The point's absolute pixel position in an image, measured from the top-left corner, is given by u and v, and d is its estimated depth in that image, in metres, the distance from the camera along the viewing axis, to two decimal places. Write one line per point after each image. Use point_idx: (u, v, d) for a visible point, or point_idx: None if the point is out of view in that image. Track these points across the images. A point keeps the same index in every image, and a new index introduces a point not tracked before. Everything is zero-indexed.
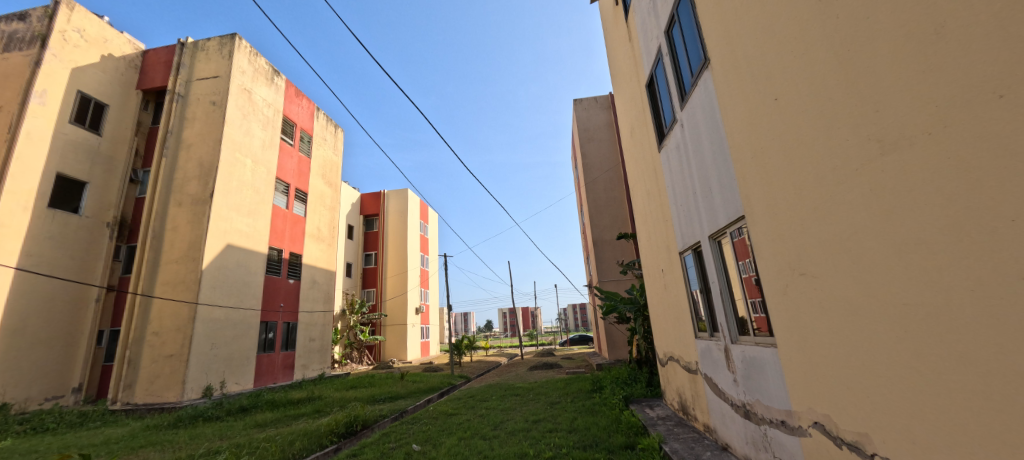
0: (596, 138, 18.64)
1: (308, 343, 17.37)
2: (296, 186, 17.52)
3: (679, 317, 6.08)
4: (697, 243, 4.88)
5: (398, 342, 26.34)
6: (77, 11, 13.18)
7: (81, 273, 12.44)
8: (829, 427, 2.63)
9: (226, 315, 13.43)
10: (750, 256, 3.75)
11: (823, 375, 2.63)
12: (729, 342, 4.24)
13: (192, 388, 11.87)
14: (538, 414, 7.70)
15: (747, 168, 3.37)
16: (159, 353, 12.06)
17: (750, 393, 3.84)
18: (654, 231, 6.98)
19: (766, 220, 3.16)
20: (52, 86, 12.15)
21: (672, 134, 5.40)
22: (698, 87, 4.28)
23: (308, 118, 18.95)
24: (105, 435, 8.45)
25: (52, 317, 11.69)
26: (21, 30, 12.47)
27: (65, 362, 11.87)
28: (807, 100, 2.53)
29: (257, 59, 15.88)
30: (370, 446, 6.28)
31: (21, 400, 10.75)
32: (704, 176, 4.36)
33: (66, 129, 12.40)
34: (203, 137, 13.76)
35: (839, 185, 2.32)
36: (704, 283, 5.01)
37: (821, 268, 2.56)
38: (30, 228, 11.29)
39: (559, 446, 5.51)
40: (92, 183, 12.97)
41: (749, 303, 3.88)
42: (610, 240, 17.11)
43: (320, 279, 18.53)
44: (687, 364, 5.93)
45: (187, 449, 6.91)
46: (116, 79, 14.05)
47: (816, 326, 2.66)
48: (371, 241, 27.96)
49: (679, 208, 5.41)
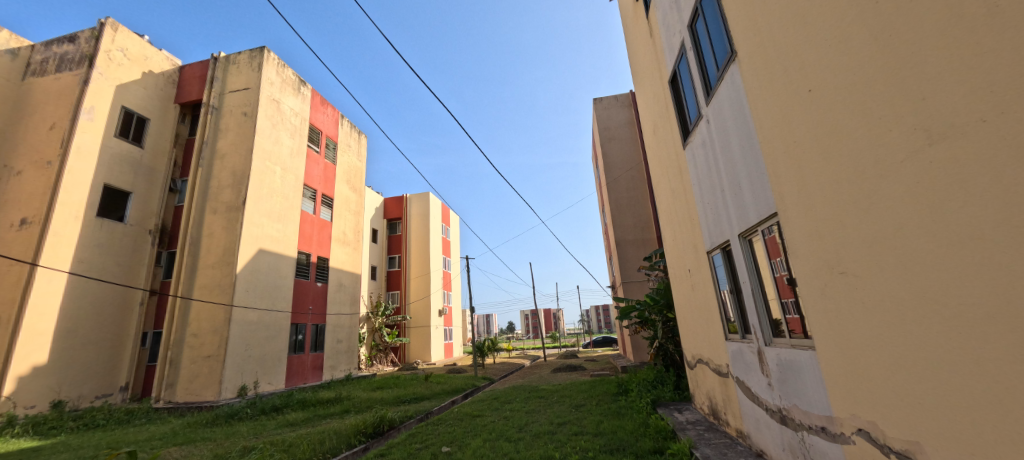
0: (616, 137, 18.36)
1: (336, 344, 17.79)
2: (323, 192, 18.03)
3: (708, 319, 5.90)
4: (726, 241, 4.74)
5: (422, 343, 26.68)
6: (120, 31, 13.92)
7: (127, 277, 13.14)
8: (874, 435, 2.48)
9: (260, 317, 13.92)
10: (782, 254, 3.62)
11: (866, 378, 2.50)
12: (763, 345, 4.09)
13: (228, 388, 12.31)
14: (563, 417, 7.62)
15: (779, 162, 3.25)
16: (197, 354, 12.59)
17: (786, 398, 3.67)
18: (679, 231, 6.80)
19: (801, 215, 3.01)
20: (99, 103, 12.87)
21: (696, 131, 5.27)
22: (724, 81, 4.17)
23: (333, 125, 19.45)
24: (149, 432, 8.86)
25: (102, 319, 12.39)
26: (71, 51, 13.30)
27: (112, 362, 12.54)
28: (846, 92, 2.40)
29: (284, 70, 16.42)
30: (397, 446, 6.38)
31: (74, 398, 11.43)
32: (733, 171, 4.22)
33: (112, 143, 13.12)
34: (236, 147, 14.35)
35: (881, 177, 2.20)
36: (734, 283, 4.86)
37: (862, 265, 2.43)
38: (81, 236, 12.00)
39: (585, 450, 5.43)
40: (135, 193, 13.72)
41: (783, 304, 3.73)
42: (632, 240, 16.88)
43: (346, 281, 18.98)
44: (717, 367, 5.73)
45: (225, 445, 7.20)
46: (155, 94, 14.80)
47: (860, 329, 2.50)
48: (394, 245, 28.38)
49: (705, 206, 5.27)
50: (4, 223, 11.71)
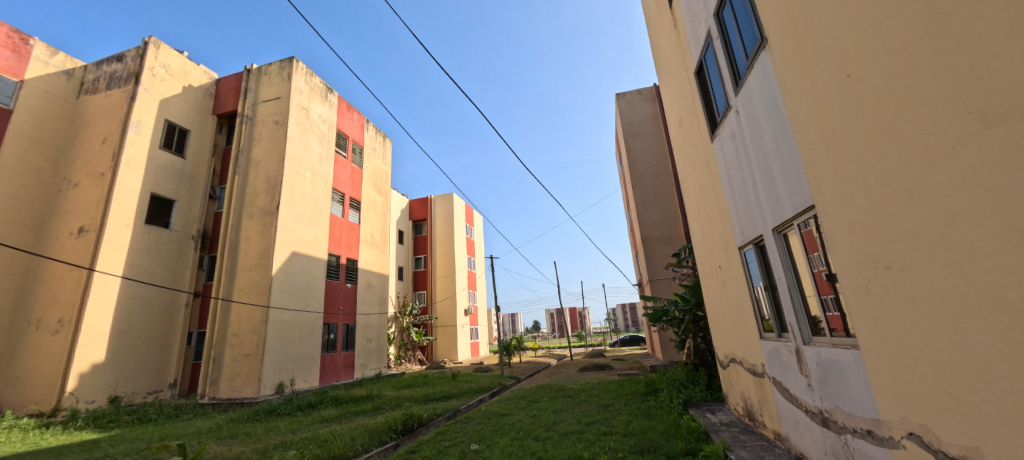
0: (640, 132, 18.00)
1: (366, 343, 18.24)
2: (350, 195, 18.51)
3: (741, 316, 5.71)
4: (759, 236, 4.56)
5: (449, 342, 27.01)
6: (162, 49, 14.69)
7: (173, 280, 13.90)
8: (927, 439, 2.33)
9: (294, 317, 14.43)
10: (820, 249, 3.45)
11: (915, 378, 2.36)
12: (801, 344, 3.92)
13: (266, 385, 12.83)
14: (591, 416, 7.55)
15: (814, 152, 3.10)
16: (238, 352, 13.18)
17: (828, 399, 3.50)
18: (708, 226, 6.61)
19: (839, 207, 2.86)
20: (145, 117, 13.63)
21: (725, 123, 5.10)
22: (754, 70, 4.01)
23: (358, 130, 19.92)
24: (196, 426, 9.34)
25: (152, 320, 13.14)
26: (119, 70, 14.15)
27: (162, 361, 13.29)
28: (890, 76, 2.27)
29: (312, 78, 16.94)
30: (427, 443, 6.48)
31: (129, 394, 12.19)
32: (765, 163, 4.06)
33: (157, 154, 13.90)
34: (269, 154, 14.92)
35: (930, 165, 2.07)
36: (768, 279, 4.67)
37: (909, 259, 2.29)
38: (132, 242, 12.77)
39: (615, 450, 5.36)
40: (179, 201, 14.48)
41: (822, 301, 3.56)
42: (659, 237, 16.53)
43: (375, 282, 19.42)
44: (752, 367, 5.54)
45: (264, 440, 7.51)
46: (195, 106, 15.56)
47: (908, 326, 2.36)
48: (420, 245, 28.84)
49: (736, 199, 5.09)
50: (65, 231, 12.59)
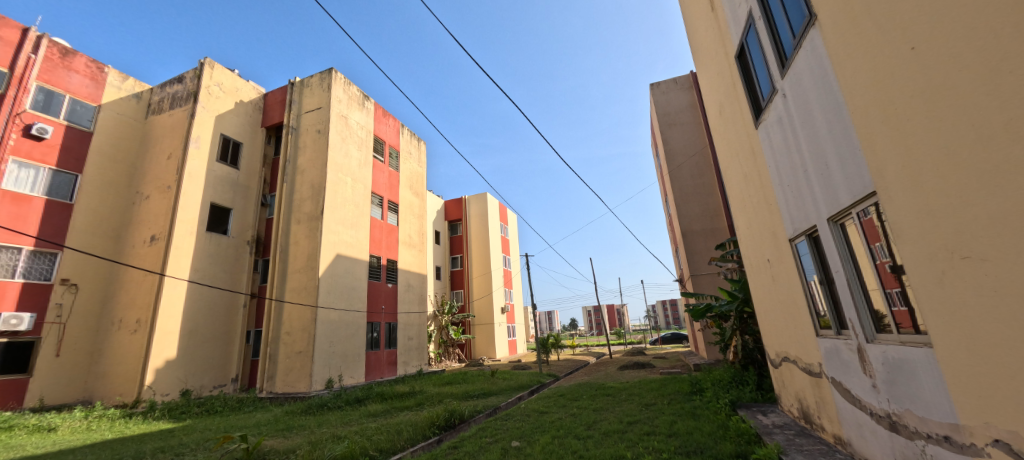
0: (677, 122, 17.37)
1: (407, 341, 18.78)
2: (389, 198, 19.08)
3: (794, 312, 5.39)
4: (813, 227, 4.27)
5: (487, 340, 27.31)
6: (216, 68, 15.74)
7: (232, 283, 14.90)
8: (1017, 448, 2.08)
9: (340, 317, 15.07)
10: (883, 239, 3.19)
11: (1001, 379, 2.12)
12: (864, 342, 3.63)
13: (317, 381, 13.49)
14: (632, 416, 7.38)
15: (872, 134, 2.87)
16: (291, 350, 13.93)
17: (897, 402, 3.22)
18: (754, 218, 6.28)
19: (904, 193, 2.64)
20: (203, 133, 14.66)
21: (771, 107, 4.82)
22: (802, 50, 3.75)
23: (394, 135, 20.48)
24: (257, 418, 9.99)
25: (215, 320, 14.15)
26: (180, 90, 15.29)
27: (224, 358, 14.29)
28: (964, 46, 2.06)
29: (350, 86, 17.58)
30: (469, 439, 6.57)
31: (197, 387, 13.21)
32: (817, 147, 3.79)
33: (214, 167, 14.93)
34: (313, 162, 15.65)
35: (1015, 141, 1.86)
36: (824, 273, 4.37)
37: (991, 246, 2.07)
38: (195, 248, 13.80)
39: (659, 451, 5.20)
40: (235, 209, 15.48)
41: (887, 295, 3.29)
42: (700, 230, 15.90)
43: (414, 282, 19.94)
44: (807, 366, 5.21)
45: (317, 433, 7.90)
46: (246, 120, 16.58)
47: (991, 321, 2.13)
48: (456, 245, 29.31)
49: (785, 188, 4.80)
50: (138, 240, 13.80)
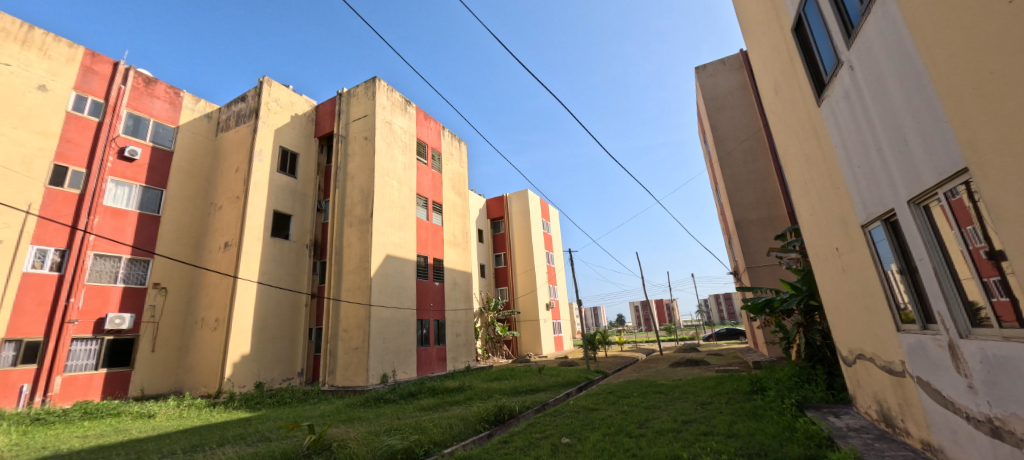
0: (727, 106, 16.42)
1: (455, 337, 19.25)
2: (433, 199, 19.62)
3: (867, 305, 4.94)
4: (889, 211, 3.89)
5: (533, 336, 27.38)
6: (274, 85, 16.92)
7: (294, 284, 16.00)
8: None
9: (392, 314, 15.74)
10: (976, 221, 2.84)
11: None
12: (957, 337, 3.25)
13: (373, 375, 14.19)
14: (687, 415, 7.10)
15: (961, 103, 2.58)
16: (348, 346, 14.74)
17: (999, 405, 2.87)
18: (818, 204, 5.81)
19: (1002, 168, 2.34)
20: (265, 146, 15.84)
21: (835, 82, 4.43)
22: (871, 16, 3.42)
23: (436, 137, 20.99)
24: (321, 409, 10.70)
25: (281, 318, 15.27)
26: (243, 108, 16.59)
27: (291, 353, 15.40)
28: None
29: (393, 93, 18.23)
30: (518, 435, 6.63)
31: (269, 380, 14.35)
32: (893, 122, 3.43)
33: (275, 176, 16.08)
34: (362, 167, 16.41)
35: None
36: (905, 262, 3.96)
37: None
38: (262, 253, 14.96)
39: (718, 452, 4.96)
40: (294, 215, 16.60)
41: (984, 284, 2.92)
42: (756, 219, 14.95)
43: (460, 280, 20.37)
44: (887, 365, 4.74)
45: (375, 424, 8.33)
46: (301, 131, 17.70)
47: None
48: (499, 243, 29.59)
49: (855, 170, 4.40)
50: (214, 246, 15.19)
